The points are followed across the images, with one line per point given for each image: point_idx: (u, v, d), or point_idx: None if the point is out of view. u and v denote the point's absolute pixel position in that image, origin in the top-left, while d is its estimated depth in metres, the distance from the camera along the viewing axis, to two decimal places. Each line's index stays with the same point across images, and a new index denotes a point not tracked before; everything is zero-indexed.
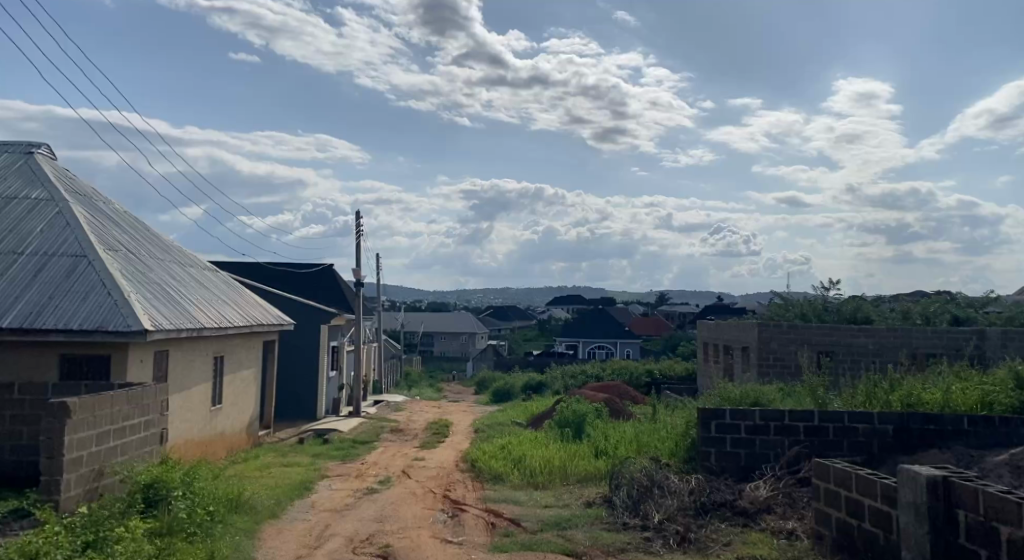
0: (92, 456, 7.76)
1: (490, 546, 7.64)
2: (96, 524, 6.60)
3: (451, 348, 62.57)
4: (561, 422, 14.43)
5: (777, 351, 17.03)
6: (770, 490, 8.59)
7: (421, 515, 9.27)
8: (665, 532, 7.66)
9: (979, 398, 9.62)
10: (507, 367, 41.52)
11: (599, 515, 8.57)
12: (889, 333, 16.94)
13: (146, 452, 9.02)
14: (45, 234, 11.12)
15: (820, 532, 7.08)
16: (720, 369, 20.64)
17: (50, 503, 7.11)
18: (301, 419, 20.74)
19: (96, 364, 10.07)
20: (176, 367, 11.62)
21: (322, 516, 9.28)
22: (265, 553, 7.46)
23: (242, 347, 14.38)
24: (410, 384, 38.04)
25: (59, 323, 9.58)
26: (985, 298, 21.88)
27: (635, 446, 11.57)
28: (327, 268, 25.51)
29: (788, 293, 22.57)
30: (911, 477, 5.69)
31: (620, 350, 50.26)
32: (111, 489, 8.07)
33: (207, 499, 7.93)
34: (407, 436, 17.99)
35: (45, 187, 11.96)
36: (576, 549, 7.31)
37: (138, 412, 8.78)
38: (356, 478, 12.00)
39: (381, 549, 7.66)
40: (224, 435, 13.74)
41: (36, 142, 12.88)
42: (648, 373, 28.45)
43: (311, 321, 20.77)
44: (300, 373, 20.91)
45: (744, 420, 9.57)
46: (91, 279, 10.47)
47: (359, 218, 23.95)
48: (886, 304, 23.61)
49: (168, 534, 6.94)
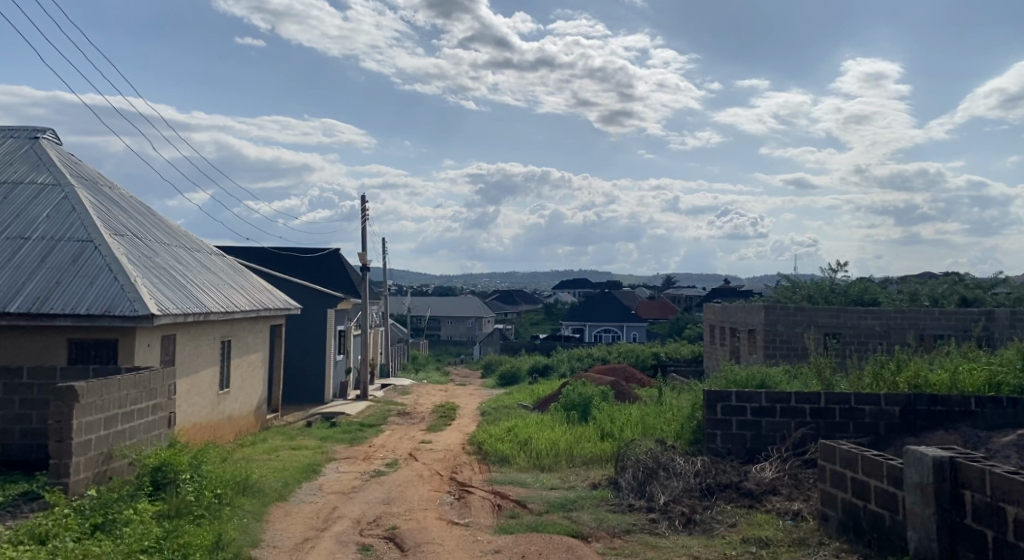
0: (100, 440, 7.80)
1: (496, 528, 7.67)
2: (105, 506, 6.64)
3: (457, 332, 62.59)
4: (567, 405, 14.47)
5: (783, 333, 17.01)
6: (775, 472, 8.61)
7: (427, 498, 9.31)
8: (670, 513, 7.66)
9: (986, 379, 9.54)
10: (514, 350, 41.65)
11: (605, 496, 8.60)
12: (896, 315, 16.88)
13: (155, 436, 9.07)
14: (51, 219, 11.13)
15: (826, 513, 7.08)
16: (725, 352, 20.65)
17: (60, 486, 7.17)
18: (309, 403, 20.84)
19: (103, 349, 10.10)
20: (183, 352, 11.67)
21: (329, 498, 9.33)
22: (273, 535, 7.51)
23: (250, 332, 14.43)
24: (417, 367, 38.18)
25: (66, 308, 9.62)
26: (993, 280, 21.76)
27: (640, 429, 11.58)
28: (332, 252, 25.54)
29: (795, 276, 22.51)
30: (917, 458, 5.68)
31: (626, 334, 50.33)
32: (120, 472, 8.12)
33: (215, 481, 7.97)
34: (414, 419, 18.04)
35: (51, 172, 11.98)
36: (582, 531, 7.32)
37: (146, 395, 8.82)
38: (364, 461, 12.07)
39: (388, 531, 7.71)
40: (233, 418, 13.83)
41: (40, 127, 12.88)
42: (654, 355, 28.44)
43: (319, 305, 20.82)
44: (308, 356, 20.99)
45: (749, 402, 9.59)
46: (98, 263, 10.49)
47: (364, 203, 23.92)
48: (894, 286, 23.51)
49: (176, 516, 6.98)
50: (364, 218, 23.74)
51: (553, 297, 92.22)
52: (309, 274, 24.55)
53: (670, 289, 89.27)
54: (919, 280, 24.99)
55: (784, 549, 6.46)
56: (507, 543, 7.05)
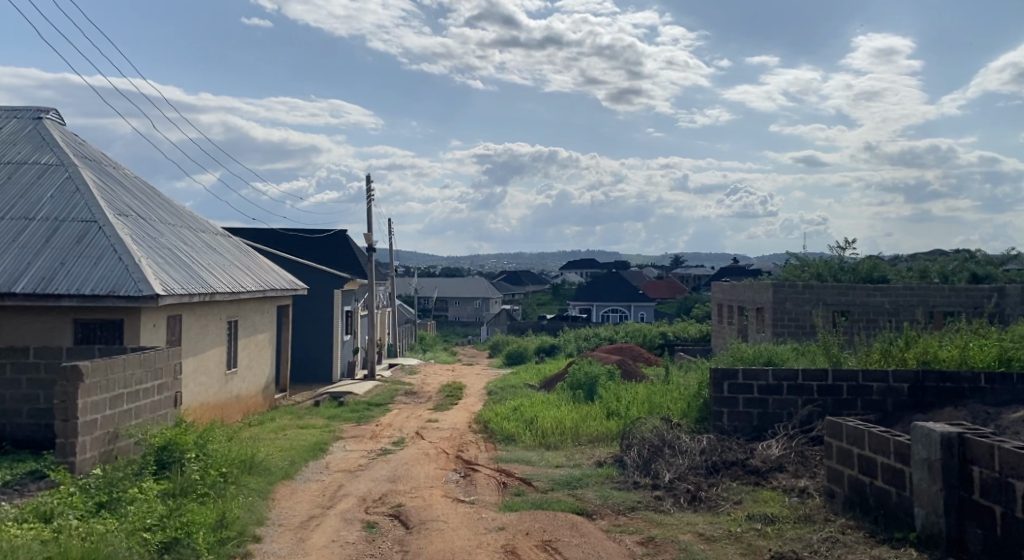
0: (106, 419, 7.82)
1: (501, 506, 7.65)
2: (110, 484, 6.64)
3: (464, 312, 62.57)
4: (573, 385, 14.47)
5: (791, 311, 16.94)
6: (782, 449, 8.55)
7: (434, 476, 9.31)
8: (676, 491, 7.62)
9: (997, 354, 9.43)
10: (521, 331, 41.60)
11: (610, 474, 8.56)
12: (906, 292, 16.76)
13: (160, 415, 9.08)
14: (55, 199, 11.11)
15: (832, 489, 7.03)
16: (733, 330, 20.59)
17: (65, 465, 7.19)
18: (317, 383, 20.90)
19: (108, 329, 10.12)
20: (190, 332, 11.68)
21: (336, 476, 9.34)
22: (278, 514, 7.52)
23: (257, 312, 14.44)
24: (424, 348, 38.22)
25: (71, 288, 9.61)
26: (1005, 256, 21.54)
27: (647, 407, 11.55)
28: (339, 232, 25.46)
29: (803, 254, 22.36)
30: (924, 434, 5.61)
31: (634, 314, 50.13)
32: (127, 450, 8.14)
33: (220, 460, 7.97)
34: (422, 399, 18.04)
35: (55, 152, 11.93)
36: (587, 508, 7.30)
37: (152, 375, 8.82)
38: (370, 440, 12.09)
39: (393, 509, 7.70)
40: (240, 398, 13.87)
41: (44, 108, 12.82)
42: (662, 335, 28.36)
43: (326, 285, 20.84)
44: (316, 337, 21.01)
45: (755, 380, 9.55)
46: (102, 244, 10.47)
47: (370, 183, 23.84)
48: (904, 264, 23.24)
49: (181, 495, 6.99)
50: (371, 199, 23.66)
51: (561, 277, 92.06)
52: (316, 255, 24.53)
53: (679, 269, 88.89)
54: (929, 257, 24.76)
55: (789, 526, 6.41)
56: (512, 520, 7.03)
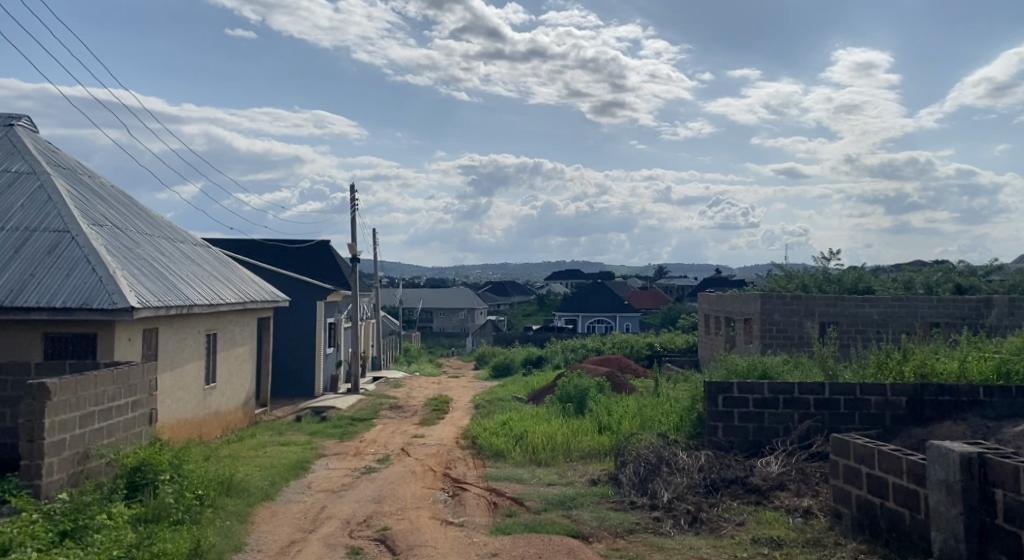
0: (76, 439, 7.41)
1: (492, 529, 7.30)
2: (77, 510, 6.24)
3: (449, 324, 62.14)
4: (562, 398, 14.13)
5: (779, 323, 16.74)
6: (781, 465, 8.26)
7: (420, 495, 8.94)
8: (675, 512, 7.30)
9: (995, 367, 9.22)
10: (507, 342, 41.26)
11: (605, 493, 8.24)
12: (895, 303, 16.58)
13: (134, 433, 8.67)
14: (26, 208, 10.68)
15: (839, 510, 6.73)
16: (721, 342, 20.32)
17: (30, 489, 6.77)
18: (299, 397, 20.44)
19: (80, 343, 9.70)
20: (167, 345, 11.29)
21: (317, 497, 8.95)
22: (257, 539, 7.14)
23: (236, 325, 14.02)
24: (409, 360, 37.72)
25: (41, 300, 9.18)
26: (987, 267, 21.49)
27: (638, 421, 11.24)
28: (321, 242, 25.02)
29: (788, 265, 22.21)
30: (941, 454, 5.32)
31: (620, 324, 49.97)
32: (98, 472, 7.72)
33: (196, 481, 7.57)
34: (405, 413, 17.63)
35: (26, 161, 11.50)
36: (582, 531, 6.96)
37: (125, 392, 8.42)
38: (354, 457, 11.70)
39: (379, 533, 7.33)
40: (220, 413, 13.46)
41: (16, 114, 12.40)
42: (649, 346, 28.13)
43: (308, 297, 20.41)
44: (297, 349, 20.56)
45: (751, 394, 9.27)
46: (75, 255, 10.06)
47: (352, 194, 23.47)
48: (887, 275, 23.13)
49: (153, 521, 6.60)
50: (353, 208, 23.28)
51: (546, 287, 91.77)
52: (298, 266, 24.11)
53: (663, 279, 88.94)
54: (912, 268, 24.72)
55: (798, 551, 6.10)
56: (504, 545, 6.68)
